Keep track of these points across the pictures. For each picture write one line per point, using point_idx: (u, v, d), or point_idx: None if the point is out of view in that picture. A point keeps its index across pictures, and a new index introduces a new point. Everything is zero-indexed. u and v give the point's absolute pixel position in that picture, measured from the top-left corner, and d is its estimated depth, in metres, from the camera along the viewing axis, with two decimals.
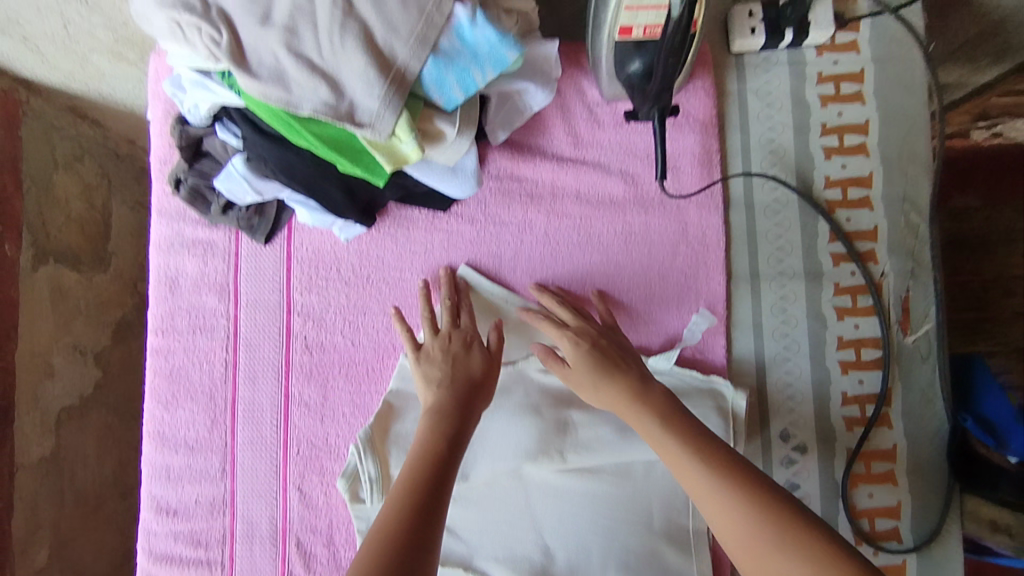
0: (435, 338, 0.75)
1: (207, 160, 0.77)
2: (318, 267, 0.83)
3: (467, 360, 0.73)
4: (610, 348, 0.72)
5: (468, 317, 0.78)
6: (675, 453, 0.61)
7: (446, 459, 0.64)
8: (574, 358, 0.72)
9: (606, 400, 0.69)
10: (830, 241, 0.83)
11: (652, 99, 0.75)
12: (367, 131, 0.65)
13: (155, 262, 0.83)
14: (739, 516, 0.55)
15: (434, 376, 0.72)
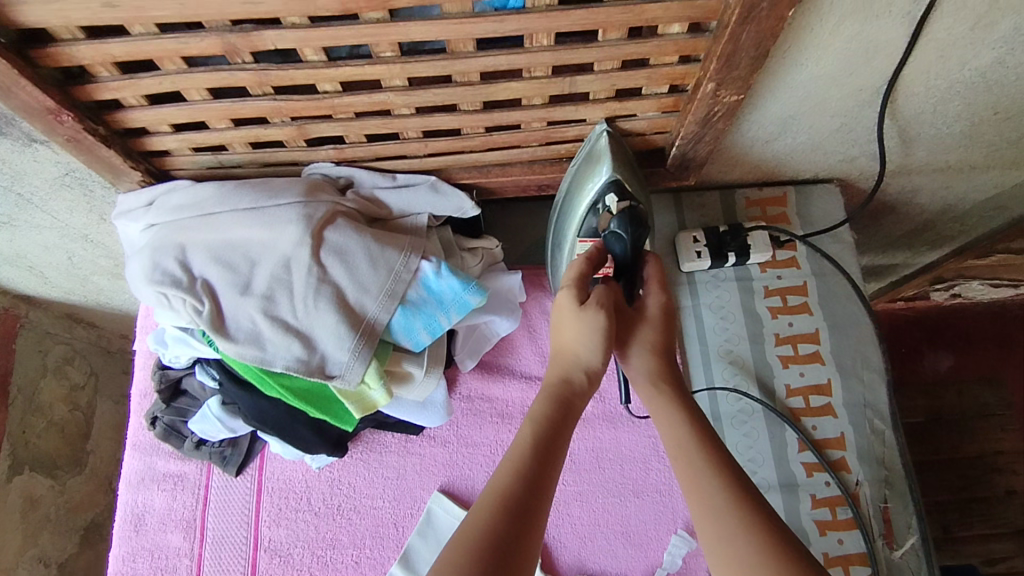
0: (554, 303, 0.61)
1: (185, 397, 0.80)
2: (287, 498, 0.82)
3: (580, 327, 0.57)
4: (662, 338, 0.62)
5: (582, 276, 0.60)
6: (676, 432, 0.56)
7: (534, 479, 0.50)
8: (653, 312, 0.62)
9: (646, 372, 0.61)
10: (800, 450, 0.84)
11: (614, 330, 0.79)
12: (337, 381, 0.69)
13: (123, 497, 0.82)
14: (744, 537, 0.48)
15: (588, 338, 0.57)
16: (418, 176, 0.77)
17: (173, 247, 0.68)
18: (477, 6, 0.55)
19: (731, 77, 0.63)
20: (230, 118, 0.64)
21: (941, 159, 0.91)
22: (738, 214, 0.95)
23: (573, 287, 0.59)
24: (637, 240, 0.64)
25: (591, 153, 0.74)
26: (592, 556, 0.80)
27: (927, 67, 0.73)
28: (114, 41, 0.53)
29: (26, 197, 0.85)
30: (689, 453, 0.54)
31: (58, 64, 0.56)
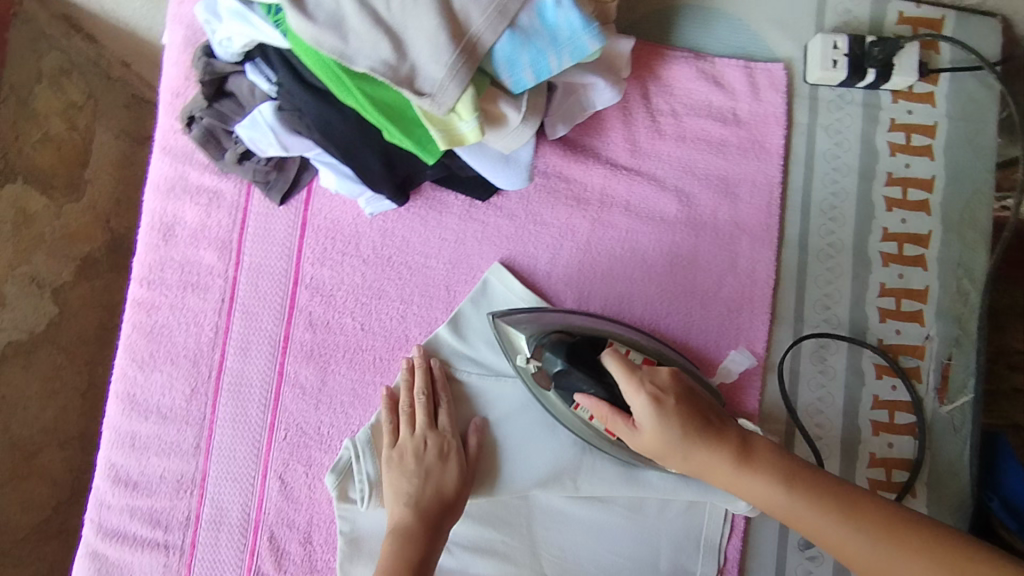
0: (413, 435, 0.69)
1: (229, 101, 0.69)
2: (334, 239, 0.75)
3: (443, 469, 0.67)
4: (686, 421, 0.59)
5: (450, 419, 0.71)
6: (745, 486, 0.57)
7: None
8: (654, 429, 0.60)
9: (707, 463, 0.59)
10: (880, 295, 0.79)
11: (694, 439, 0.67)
12: (427, 102, 0.57)
13: (152, 205, 0.75)
14: (860, 544, 0.50)
15: (446, 484, 0.67)
16: None
17: None
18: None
19: None
20: None
21: None
22: (886, 30, 0.80)
23: (442, 452, 0.68)
24: (582, 360, 0.66)
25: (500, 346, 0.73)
26: None
27: None
28: None
29: None
30: (803, 505, 0.54)
31: None
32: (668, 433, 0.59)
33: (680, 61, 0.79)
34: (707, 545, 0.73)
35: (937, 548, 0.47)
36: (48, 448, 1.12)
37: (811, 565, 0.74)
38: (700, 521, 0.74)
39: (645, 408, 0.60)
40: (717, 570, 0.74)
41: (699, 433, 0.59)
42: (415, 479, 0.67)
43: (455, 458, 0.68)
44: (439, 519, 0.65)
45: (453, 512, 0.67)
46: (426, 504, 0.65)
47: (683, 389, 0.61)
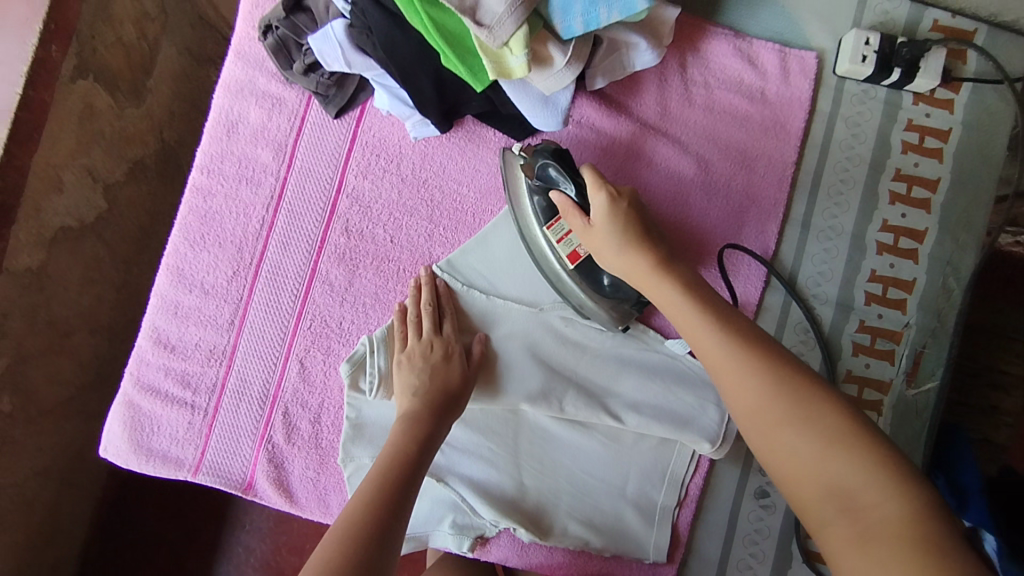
0: (421, 339, 0.76)
1: (304, 16, 0.77)
2: (378, 156, 0.82)
3: (447, 370, 0.74)
4: (627, 230, 0.68)
5: (452, 327, 0.78)
6: (656, 288, 0.66)
7: (416, 461, 0.66)
8: (604, 218, 0.68)
9: (629, 265, 0.68)
10: (869, 280, 0.85)
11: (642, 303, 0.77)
12: (484, 33, 0.65)
13: (220, 101, 0.82)
14: (724, 343, 0.58)
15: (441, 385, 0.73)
16: None
17: None
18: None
19: None
20: None
21: None
22: (919, 34, 0.86)
23: (444, 354, 0.75)
24: (566, 159, 0.72)
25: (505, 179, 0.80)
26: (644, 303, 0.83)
27: None
28: None
29: None
30: (691, 312, 0.62)
31: None
32: (613, 228, 0.68)
33: (719, 38, 0.85)
34: (672, 478, 0.81)
35: (785, 365, 0.55)
36: (80, 332, 1.20)
37: (764, 512, 0.81)
38: (669, 456, 0.81)
39: (602, 203, 0.68)
40: (677, 502, 0.81)
41: (635, 238, 0.68)
42: (422, 375, 0.74)
43: (458, 363, 0.75)
44: (444, 412, 0.72)
45: (456, 410, 0.73)
46: (435, 395, 0.72)
47: (638, 202, 0.70)
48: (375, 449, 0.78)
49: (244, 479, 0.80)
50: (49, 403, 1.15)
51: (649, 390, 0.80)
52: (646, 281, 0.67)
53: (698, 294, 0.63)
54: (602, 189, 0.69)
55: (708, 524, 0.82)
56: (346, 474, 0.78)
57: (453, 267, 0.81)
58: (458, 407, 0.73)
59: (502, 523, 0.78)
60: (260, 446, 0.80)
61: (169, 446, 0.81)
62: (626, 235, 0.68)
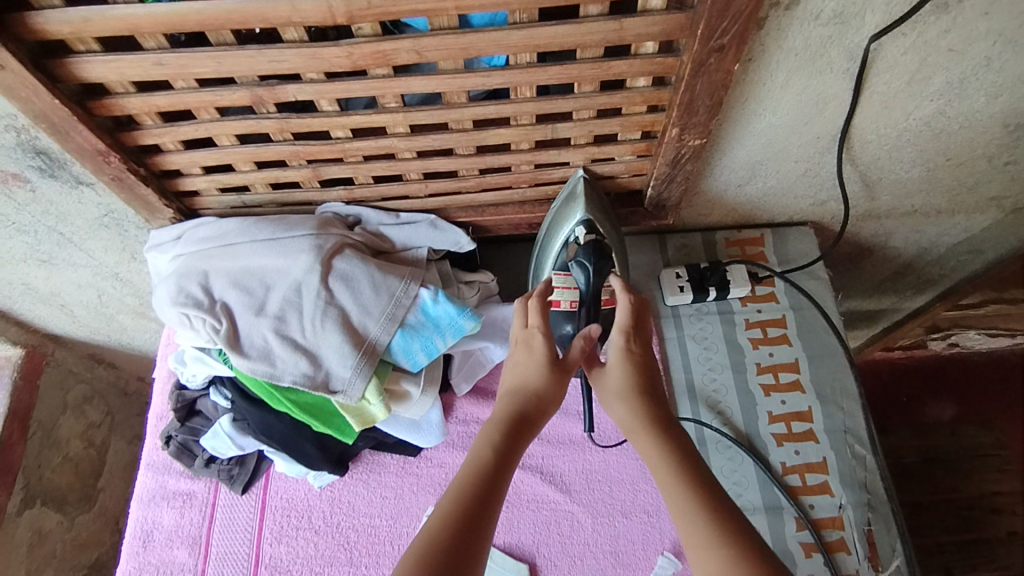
0: (527, 331, 0.67)
1: (198, 417, 0.87)
2: (289, 517, 0.86)
3: (534, 362, 0.64)
4: (641, 382, 0.64)
5: (540, 320, 0.67)
6: (642, 433, 0.60)
7: (497, 472, 0.57)
8: (615, 361, 0.65)
9: (628, 415, 0.62)
10: (784, 474, 0.87)
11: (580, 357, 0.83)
12: (340, 396, 0.75)
13: (134, 514, 0.87)
14: (697, 516, 0.53)
15: (532, 379, 0.63)
16: (417, 215, 0.85)
17: (197, 274, 0.76)
18: (460, 24, 0.60)
19: (691, 123, 0.72)
20: (254, 161, 0.75)
21: (906, 204, 0.97)
22: (719, 254, 1.01)
23: (539, 330, 0.66)
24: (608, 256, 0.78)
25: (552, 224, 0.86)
26: None
27: (874, 119, 0.79)
28: (184, 126, 0.69)
29: (66, 236, 0.96)
30: (672, 473, 0.56)
31: (138, 142, 0.71)
32: (622, 374, 0.64)
33: None
34: None
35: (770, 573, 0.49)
36: None
37: None
38: None
39: (619, 347, 0.66)
40: None
41: (644, 385, 0.64)
42: (519, 368, 0.65)
43: (550, 355, 0.65)
44: (536, 408, 0.62)
45: (552, 399, 0.64)
46: (515, 417, 0.61)
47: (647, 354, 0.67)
48: None
49: None
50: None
51: None
52: (632, 426, 0.61)
53: (686, 459, 0.58)
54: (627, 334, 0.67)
55: None
56: None
57: None
58: (544, 408, 0.63)
59: None
60: None
61: None
62: (635, 376, 0.64)
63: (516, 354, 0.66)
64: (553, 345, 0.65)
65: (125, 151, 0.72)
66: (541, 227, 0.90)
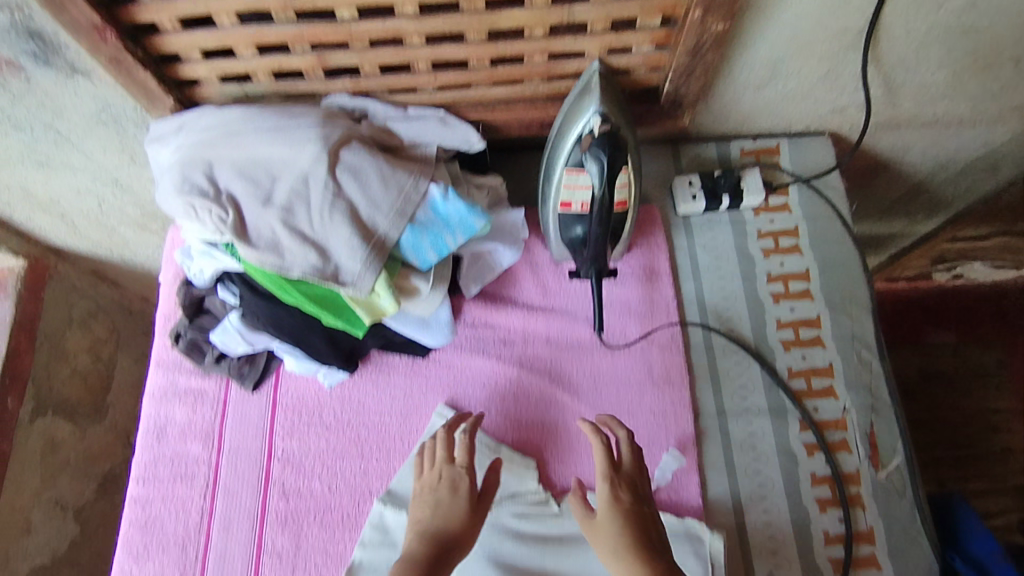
0: (428, 471, 0.76)
1: (207, 316, 0.86)
2: (301, 414, 0.87)
3: (455, 505, 0.73)
4: (633, 533, 0.67)
5: (466, 457, 0.77)
6: (602, 526, 0.68)
7: (434, 556, 0.68)
8: (603, 515, 0.69)
9: (605, 521, 0.68)
10: (790, 378, 0.88)
11: (591, 261, 0.86)
12: (349, 289, 0.74)
13: (147, 410, 0.88)
14: None
15: (440, 515, 0.72)
16: (427, 110, 0.83)
17: (200, 163, 0.74)
18: None
19: (714, 4, 0.68)
20: (255, 45, 0.71)
21: (928, 111, 0.94)
22: (733, 163, 0.98)
23: (440, 473, 0.75)
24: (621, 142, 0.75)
25: (565, 115, 0.79)
26: (587, 471, 0.84)
27: (904, 10, 0.76)
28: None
29: (63, 134, 0.93)
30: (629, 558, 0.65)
31: (133, 19, 0.68)
32: (616, 528, 0.67)
33: None
34: None
35: None
36: None
37: None
38: None
39: (605, 497, 0.70)
40: None
41: (633, 525, 0.67)
42: (431, 507, 0.73)
43: (465, 500, 0.73)
44: (467, 530, 0.71)
45: (455, 559, 0.70)
46: (437, 536, 0.70)
47: (633, 474, 0.72)
48: None
49: None
50: None
51: None
52: (596, 532, 0.68)
53: (638, 537, 0.66)
54: (614, 470, 0.72)
55: None
56: None
57: (395, 496, 0.83)
58: (466, 535, 0.71)
59: None
60: None
61: None
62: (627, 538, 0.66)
63: (432, 489, 0.74)
64: (475, 487, 0.74)
65: (121, 28, 0.69)
66: (555, 121, 0.84)
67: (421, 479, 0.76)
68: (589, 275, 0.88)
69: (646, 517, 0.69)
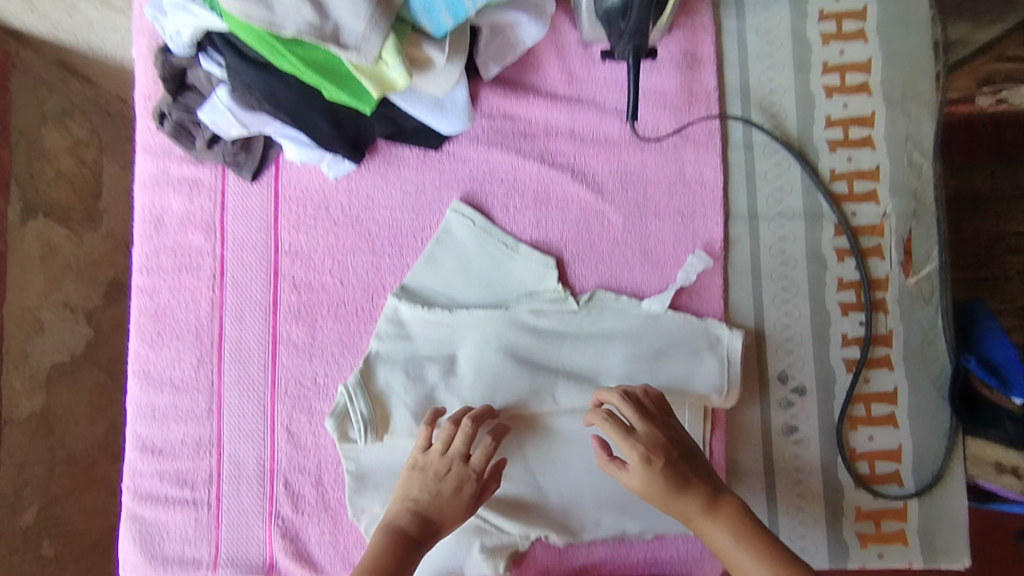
0: (444, 456, 0.71)
1: (191, 93, 0.76)
2: (306, 206, 0.81)
3: (455, 502, 0.70)
4: (676, 488, 0.67)
5: (482, 459, 0.71)
6: (657, 498, 0.68)
7: (411, 547, 0.69)
8: (643, 476, 0.67)
9: (653, 492, 0.67)
10: (831, 181, 0.81)
11: (627, 36, 0.74)
12: (353, 54, 0.64)
13: (140, 199, 0.82)
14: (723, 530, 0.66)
15: (439, 501, 0.70)
16: None
17: None
18: None
19: None
20: None
21: None
22: None
23: (453, 466, 0.71)
24: None
25: None
26: (609, 272, 0.81)
27: None
28: None
29: None
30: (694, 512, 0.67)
31: None
32: (661, 481, 0.67)
33: None
34: None
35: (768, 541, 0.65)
36: (104, 460, 1.10)
37: (799, 448, 0.81)
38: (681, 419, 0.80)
39: (639, 464, 0.67)
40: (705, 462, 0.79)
41: (677, 479, 0.67)
42: (429, 491, 0.70)
43: (463, 497, 0.70)
44: (452, 515, 0.70)
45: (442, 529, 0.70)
46: (419, 518, 0.70)
47: (659, 434, 0.68)
48: (382, 495, 0.77)
49: (263, 560, 0.79)
50: (91, 535, 1.08)
51: (637, 357, 0.78)
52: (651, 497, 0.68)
53: (689, 490, 0.67)
54: (648, 439, 0.68)
55: (743, 475, 0.81)
56: (362, 529, 0.78)
57: (410, 292, 0.80)
58: (445, 519, 0.70)
59: (532, 533, 0.78)
60: (271, 523, 0.79)
61: (182, 548, 0.80)
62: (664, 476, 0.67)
63: (427, 475, 0.71)
64: (481, 488, 0.71)
65: None
66: None
67: (423, 470, 0.72)
68: (625, 55, 0.76)
69: (693, 462, 0.69)
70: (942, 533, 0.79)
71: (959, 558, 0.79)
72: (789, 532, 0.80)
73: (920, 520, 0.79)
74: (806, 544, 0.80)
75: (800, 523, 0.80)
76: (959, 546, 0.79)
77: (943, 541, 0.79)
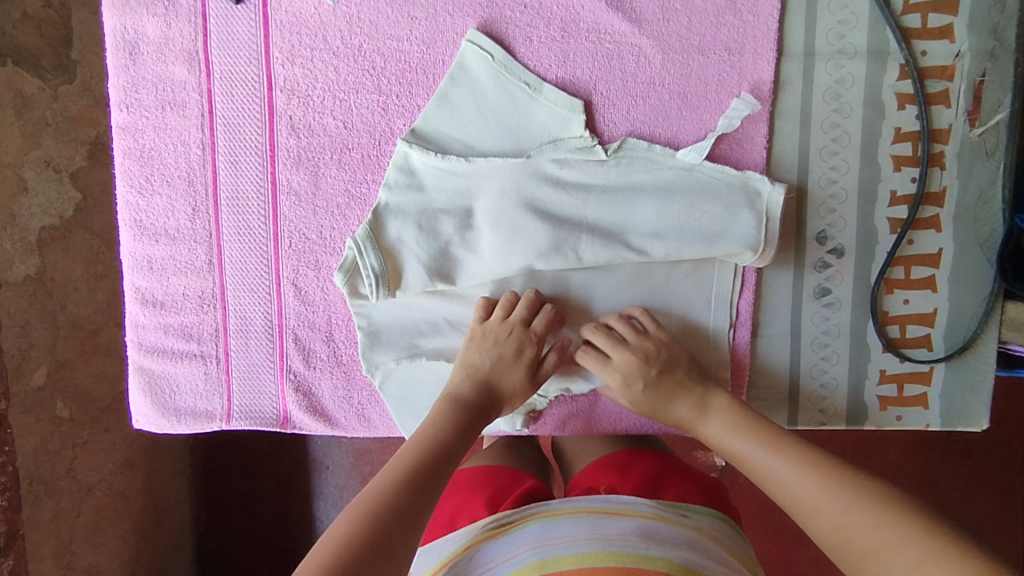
0: (504, 323, 0.71)
1: None
2: (300, 33, 0.71)
3: (517, 369, 0.71)
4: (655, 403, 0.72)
5: (544, 326, 0.72)
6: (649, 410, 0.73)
7: (479, 416, 0.69)
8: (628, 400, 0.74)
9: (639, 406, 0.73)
10: (903, 13, 0.71)
11: None
12: None
13: (109, 22, 0.72)
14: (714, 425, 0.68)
15: (502, 370, 0.71)
16: None
17: None
18: None
19: None
20: None
21: None
22: None
23: (513, 330, 0.71)
24: None
25: None
26: (643, 117, 0.73)
27: None
28: None
29: None
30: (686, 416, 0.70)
31: None
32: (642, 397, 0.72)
33: None
34: (719, 300, 0.76)
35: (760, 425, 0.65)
36: (107, 326, 1.04)
37: (828, 311, 0.77)
38: (709, 280, 0.75)
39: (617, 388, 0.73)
40: (730, 324, 0.76)
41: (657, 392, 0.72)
42: (489, 359, 0.71)
43: (526, 365, 0.72)
44: (508, 384, 0.71)
45: (508, 398, 0.72)
46: (483, 389, 0.70)
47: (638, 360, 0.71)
48: (397, 351, 0.75)
49: (277, 414, 0.78)
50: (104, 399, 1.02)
51: (669, 213, 0.71)
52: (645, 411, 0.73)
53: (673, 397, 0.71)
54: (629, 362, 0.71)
55: (767, 338, 0.79)
56: (378, 385, 0.76)
57: (420, 136, 0.72)
58: (507, 389, 0.72)
59: (551, 391, 0.78)
60: (283, 378, 0.78)
61: (194, 401, 0.79)
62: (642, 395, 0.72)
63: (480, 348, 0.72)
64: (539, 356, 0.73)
65: None
66: None
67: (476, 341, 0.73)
68: None
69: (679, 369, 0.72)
70: (963, 397, 0.78)
71: (977, 420, 0.78)
72: (810, 395, 0.79)
73: (942, 384, 0.78)
74: (826, 406, 0.79)
75: (822, 385, 0.79)
76: (979, 410, 0.78)
77: (964, 404, 0.78)
